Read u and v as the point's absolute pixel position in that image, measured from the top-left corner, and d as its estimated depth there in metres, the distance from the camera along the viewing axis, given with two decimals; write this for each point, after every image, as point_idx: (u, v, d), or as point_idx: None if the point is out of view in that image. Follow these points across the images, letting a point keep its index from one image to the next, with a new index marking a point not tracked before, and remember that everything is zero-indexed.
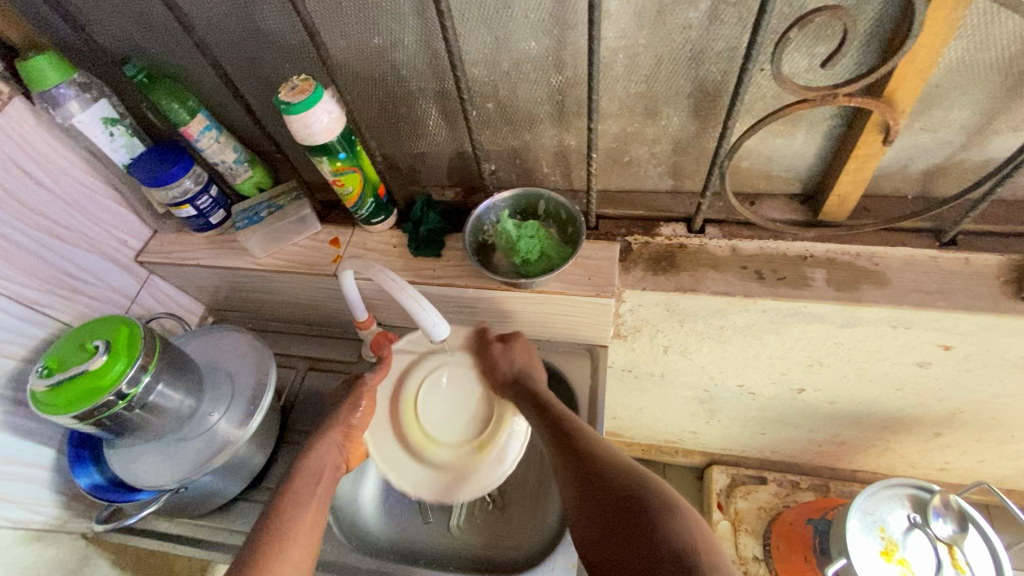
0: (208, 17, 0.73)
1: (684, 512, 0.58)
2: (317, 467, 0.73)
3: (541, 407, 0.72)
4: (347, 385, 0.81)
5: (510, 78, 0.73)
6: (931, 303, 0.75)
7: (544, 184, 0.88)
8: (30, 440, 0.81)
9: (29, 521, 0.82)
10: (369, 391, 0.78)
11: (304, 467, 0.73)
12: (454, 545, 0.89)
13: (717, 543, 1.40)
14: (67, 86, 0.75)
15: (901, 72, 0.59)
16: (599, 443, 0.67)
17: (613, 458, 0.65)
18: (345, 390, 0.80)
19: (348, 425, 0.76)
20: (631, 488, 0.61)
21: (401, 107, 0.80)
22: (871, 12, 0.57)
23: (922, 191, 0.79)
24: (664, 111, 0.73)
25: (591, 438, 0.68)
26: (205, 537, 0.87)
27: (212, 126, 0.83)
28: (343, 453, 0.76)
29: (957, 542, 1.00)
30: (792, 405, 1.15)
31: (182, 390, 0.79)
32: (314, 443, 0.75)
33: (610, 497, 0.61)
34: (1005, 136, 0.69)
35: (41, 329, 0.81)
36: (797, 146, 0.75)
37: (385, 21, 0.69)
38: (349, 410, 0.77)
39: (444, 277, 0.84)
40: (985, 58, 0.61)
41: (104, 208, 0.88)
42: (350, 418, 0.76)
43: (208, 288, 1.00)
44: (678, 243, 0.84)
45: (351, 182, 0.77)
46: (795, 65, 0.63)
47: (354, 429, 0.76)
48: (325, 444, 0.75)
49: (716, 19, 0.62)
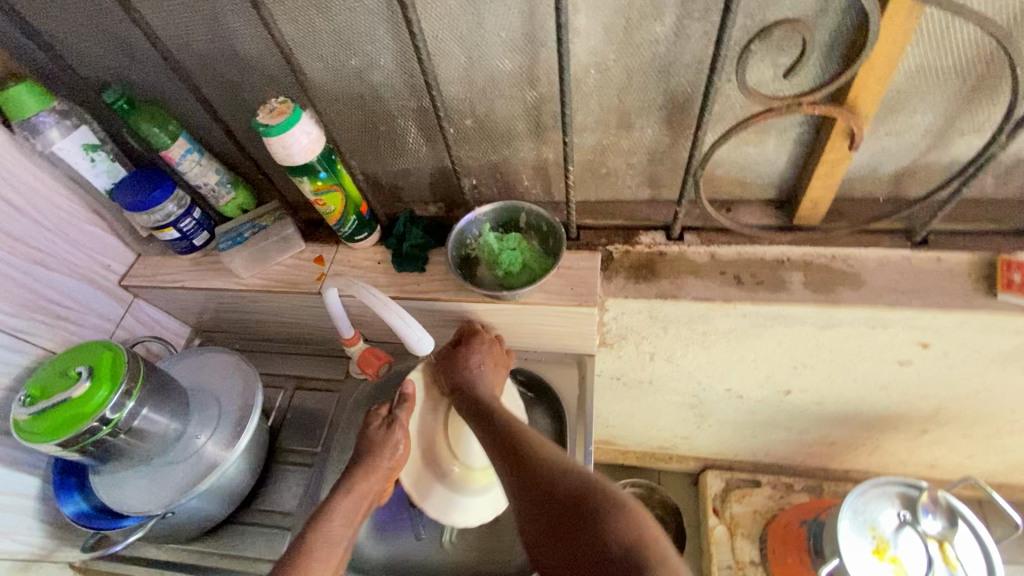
0: (187, 42, 0.74)
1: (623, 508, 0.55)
2: (353, 506, 0.72)
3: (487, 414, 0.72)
4: (383, 424, 0.79)
5: (485, 95, 0.74)
6: (906, 303, 0.76)
7: (525, 197, 0.90)
8: (13, 469, 0.80)
9: (15, 552, 0.81)
10: (403, 432, 0.78)
11: (342, 503, 0.72)
12: (446, 561, 0.88)
13: (715, 548, 1.39)
14: (47, 113, 0.76)
15: (862, 80, 0.61)
16: (540, 445, 0.64)
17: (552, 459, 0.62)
18: (382, 428, 0.78)
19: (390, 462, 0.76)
20: (571, 479, 0.59)
21: (381, 125, 0.81)
22: (829, 24, 0.59)
23: (893, 194, 0.81)
24: (638, 123, 0.75)
25: (533, 437, 0.66)
26: (194, 562, 0.87)
27: (193, 149, 0.84)
28: (380, 490, 0.75)
29: (948, 538, 1.01)
30: (780, 407, 1.16)
31: (168, 414, 0.79)
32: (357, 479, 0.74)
33: (546, 493, 0.59)
34: (968, 138, 0.71)
35: (24, 356, 0.81)
36: (769, 153, 0.77)
37: (360, 43, 0.70)
38: (389, 452, 0.76)
39: (428, 291, 0.84)
40: (942, 65, 0.63)
41: (86, 233, 0.88)
42: (388, 459, 0.76)
43: (195, 310, 1.00)
44: (658, 251, 0.85)
45: (332, 201, 0.78)
46: (761, 76, 0.64)
47: (391, 470, 0.77)
48: (370, 477, 0.75)
49: (682, 33, 0.63)
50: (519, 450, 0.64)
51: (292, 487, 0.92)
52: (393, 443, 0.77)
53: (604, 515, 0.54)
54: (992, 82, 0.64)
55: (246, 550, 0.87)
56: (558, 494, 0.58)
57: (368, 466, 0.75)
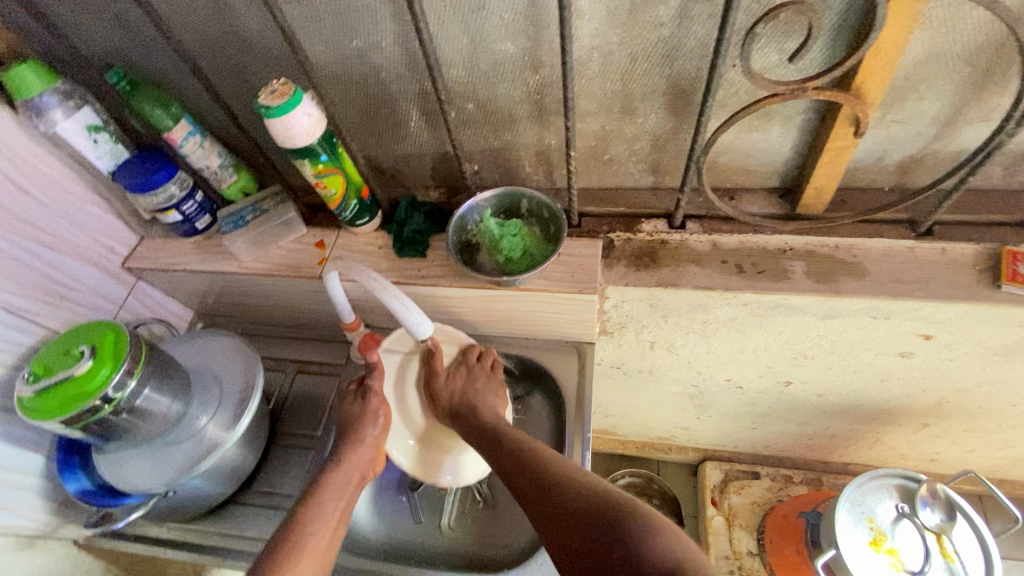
0: (188, 23, 0.74)
1: (659, 528, 0.53)
2: (344, 478, 0.75)
3: (502, 436, 0.75)
4: (359, 399, 0.83)
5: (488, 78, 0.74)
6: (909, 293, 0.76)
7: (527, 183, 0.89)
8: (17, 446, 0.81)
9: (20, 528, 0.82)
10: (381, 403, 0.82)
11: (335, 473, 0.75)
12: (445, 544, 0.90)
13: (712, 538, 1.41)
14: (50, 94, 0.76)
15: (869, 65, 0.60)
16: (564, 469, 0.65)
17: (567, 479, 0.64)
18: (360, 403, 0.82)
19: (371, 440, 0.79)
20: (603, 505, 0.58)
21: (382, 108, 0.81)
22: (836, 8, 0.58)
23: (899, 183, 0.80)
24: (641, 108, 0.74)
25: (557, 459, 0.68)
26: (195, 541, 0.88)
27: (196, 131, 0.84)
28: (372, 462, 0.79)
29: (946, 530, 1.01)
30: (780, 399, 1.16)
31: (169, 394, 0.80)
32: (344, 453, 0.77)
33: (578, 522, 0.58)
34: (975, 127, 0.70)
35: (29, 336, 0.81)
36: (774, 140, 0.76)
37: (362, 24, 0.70)
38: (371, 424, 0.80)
39: (428, 277, 0.84)
40: (951, 51, 0.62)
41: (89, 214, 0.88)
42: (371, 430, 0.80)
43: (197, 293, 1.01)
44: (659, 239, 0.85)
45: (334, 184, 0.78)
46: (766, 61, 0.64)
47: (377, 440, 0.80)
48: (355, 456, 0.77)
49: (688, 16, 0.63)
50: (538, 468, 0.66)
51: (293, 470, 0.93)
52: (374, 413, 0.81)
53: (642, 538, 0.53)
54: (1003, 69, 0.63)
55: (246, 530, 0.88)
56: (588, 521, 0.58)
57: (352, 440, 0.78)
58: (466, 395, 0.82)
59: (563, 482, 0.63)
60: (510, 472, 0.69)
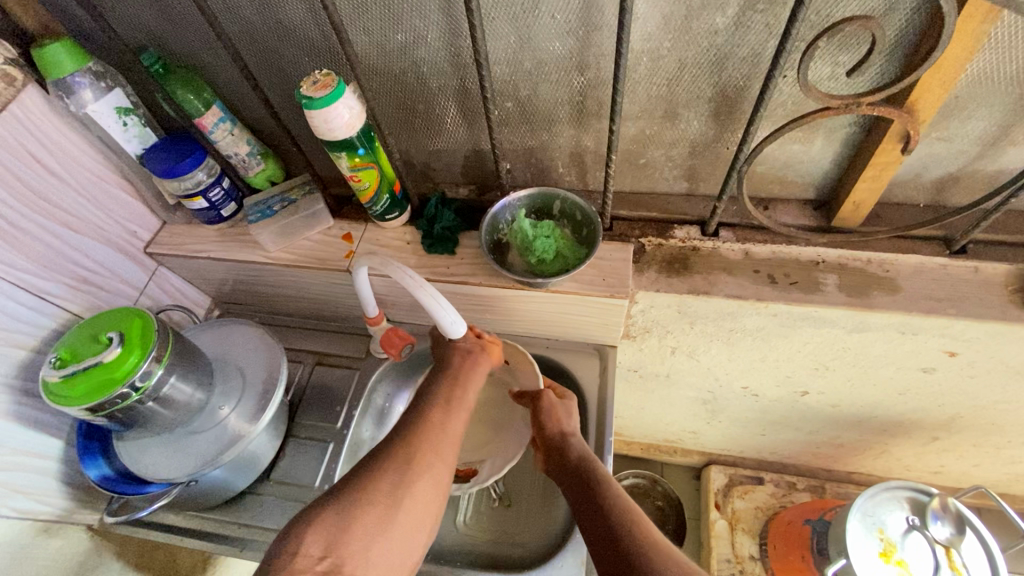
0: (228, 7, 0.72)
1: None
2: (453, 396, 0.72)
3: (595, 482, 0.70)
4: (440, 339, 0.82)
5: (531, 78, 0.73)
6: (942, 311, 0.76)
7: (559, 183, 0.89)
8: (38, 430, 0.80)
9: (36, 513, 0.81)
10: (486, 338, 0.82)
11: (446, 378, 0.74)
12: (460, 541, 0.89)
13: (714, 541, 1.43)
14: (82, 74, 0.75)
15: (926, 83, 0.60)
16: (646, 533, 0.63)
17: (659, 551, 0.60)
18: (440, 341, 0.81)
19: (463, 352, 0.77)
20: None
21: (419, 104, 0.80)
22: (895, 24, 0.57)
23: (935, 200, 0.80)
24: (684, 114, 0.73)
25: (641, 519, 0.65)
26: (212, 531, 0.87)
27: (226, 118, 0.83)
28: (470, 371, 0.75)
29: (955, 544, 1.01)
30: (794, 407, 1.16)
31: (193, 383, 0.79)
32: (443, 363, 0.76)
33: None
34: (1019, 148, 0.70)
35: (52, 319, 0.80)
36: (815, 153, 0.76)
37: (409, 17, 0.68)
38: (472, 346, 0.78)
39: (458, 275, 0.84)
40: (1005, 71, 0.62)
41: (114, 197, 0.87)
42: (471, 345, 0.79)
43: (217, 280, 0.99)
44: (691, 246, 0.84)
45: (367, 178, 0.77)
46: (818, 73, 0.63)
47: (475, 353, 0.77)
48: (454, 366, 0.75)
49: (743, 25, 0.62)
50: (623, 523, 0.64)
51: (311, 461, 0.92)
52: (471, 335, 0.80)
53: None
54: None
55: (264, 521, 0.88)
56: None
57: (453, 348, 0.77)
58: (568, 434, 0.78)
59: (646, 545, 0.61)
60: (594, 519, 0.66)
